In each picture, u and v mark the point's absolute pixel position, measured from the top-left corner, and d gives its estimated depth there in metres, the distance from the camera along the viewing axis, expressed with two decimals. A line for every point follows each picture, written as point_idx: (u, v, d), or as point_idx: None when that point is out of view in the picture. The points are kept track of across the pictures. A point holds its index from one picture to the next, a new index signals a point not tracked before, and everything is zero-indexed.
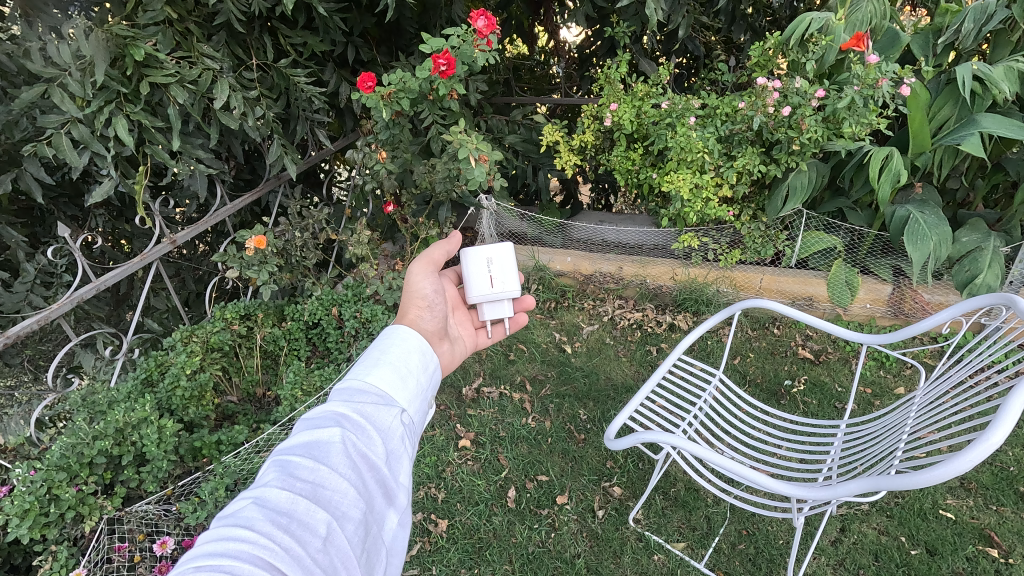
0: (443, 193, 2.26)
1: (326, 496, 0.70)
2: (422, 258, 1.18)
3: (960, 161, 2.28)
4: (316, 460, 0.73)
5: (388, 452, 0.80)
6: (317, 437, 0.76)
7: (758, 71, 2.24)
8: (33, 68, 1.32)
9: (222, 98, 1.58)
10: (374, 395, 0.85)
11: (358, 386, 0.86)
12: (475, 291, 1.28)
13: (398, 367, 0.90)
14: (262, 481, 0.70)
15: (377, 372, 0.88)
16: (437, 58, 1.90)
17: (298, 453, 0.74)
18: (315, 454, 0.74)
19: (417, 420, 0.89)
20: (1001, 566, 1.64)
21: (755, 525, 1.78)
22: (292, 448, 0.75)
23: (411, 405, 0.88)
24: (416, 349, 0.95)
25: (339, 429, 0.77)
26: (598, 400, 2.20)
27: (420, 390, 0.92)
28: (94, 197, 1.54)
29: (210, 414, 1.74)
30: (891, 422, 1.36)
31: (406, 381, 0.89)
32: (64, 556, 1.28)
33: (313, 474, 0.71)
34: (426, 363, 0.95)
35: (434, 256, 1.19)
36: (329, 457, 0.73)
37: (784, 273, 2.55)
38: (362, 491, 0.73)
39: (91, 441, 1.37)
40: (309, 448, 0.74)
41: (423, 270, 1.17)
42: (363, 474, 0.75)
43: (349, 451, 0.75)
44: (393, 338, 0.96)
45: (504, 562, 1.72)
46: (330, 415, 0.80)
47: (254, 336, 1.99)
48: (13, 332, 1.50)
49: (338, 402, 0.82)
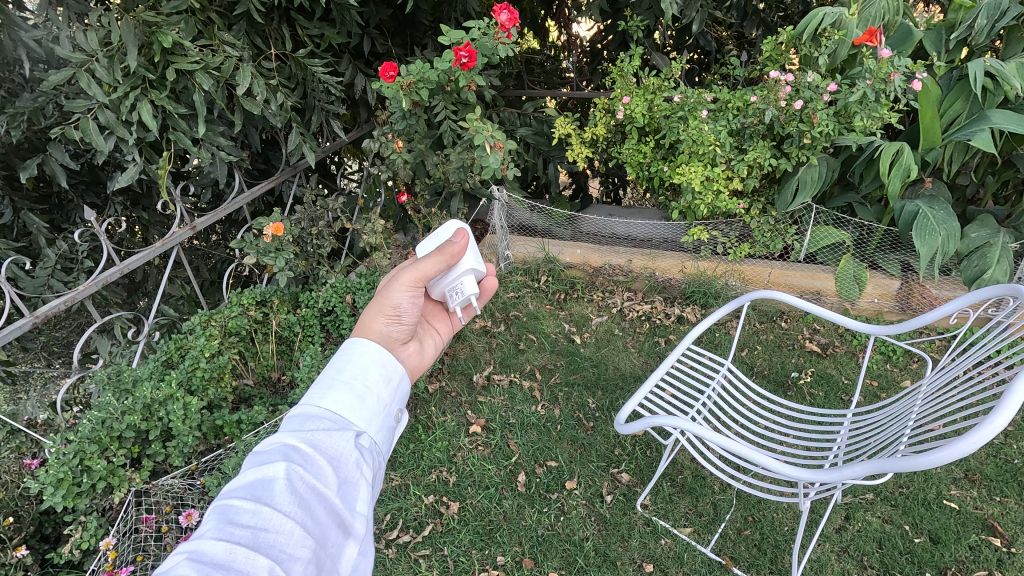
0: (457, 183, 2.30)
1: (268, 541, 0.65)
2: (414, 270, 1.07)
3: (970, 157, 2.29)
4: (259, 501, 0.68)
5: (342, 480, 0.75)
6: (261, 474, 0.71)
7: (770, 65, 2.29)
8: (61, 54, 1.35)
9: (245, 85, 1.61)
10: (328, 420, 0.80)
11: (311, 412, 0.80)
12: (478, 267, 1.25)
13: (355, 386, 0.83)
14: (199, 534, 0.65)
15: (332, 394, 0.82)
16: (457, 49, 1.93)
17: (240, 495, 0.69)
18: (258, 496, 0.69)
19: (380, 439, 0.83)
20: (1004, 555, 1.66)
21: (761, 512, 1.81)
22: (234, 489, 0.70)
23: (371, 425, 0.82)
24: (376, 362, 0.88)
25: (284, 463, 0.72)
26: (607, 390, 2.23)
27: (384, 405, 0.85)
28: (117, 182, 1.57)
29: (229, 396, 1.78)
30: (897, 410, 1.38)
31: (364, 400, 0.83)
32: (93, 526, 1.36)
33: (254, 518, 0.66)
34: (390, 375, 0.88)
35: (424, 273, 1.08)
36: (273, 497, 0.69)
37: (793, 267, 2.59)
38: (312, 529, 0.68)
39: (120, 416, 1.43)
40: (252, 489, 0.70)
41: (408, 281, 1.06)
42: (313, 511, 0.70)
43: (294, 487, 0.71)
44: (352, 352, 0.89)
45: (515, 544, 1.76)
46: (279, 447, 0.75)
47: (270, 321, 2.02)
48: (41, 312, 1.51)
49: (287, 432, 0.77)
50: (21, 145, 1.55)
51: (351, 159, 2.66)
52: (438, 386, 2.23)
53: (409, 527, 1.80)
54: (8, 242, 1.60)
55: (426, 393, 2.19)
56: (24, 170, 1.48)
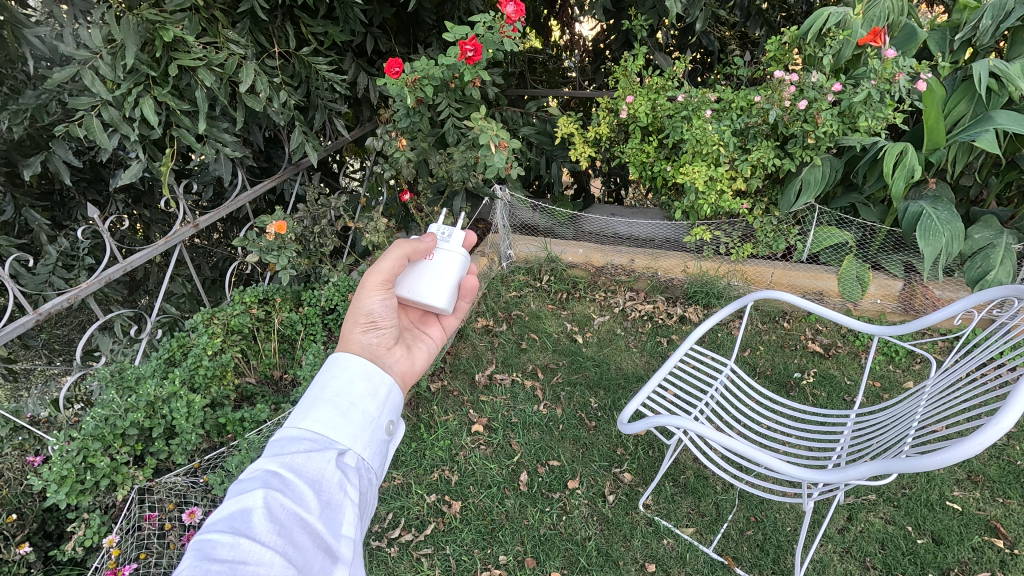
0: (460, 181, 2.30)
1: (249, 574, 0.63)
2: (375, 272, 1.09)
3: (974, 158, 2.29)
4: (237, 533, 0.66)
5: (325, 503, 0.74)
6: (240, 505, 0.70)
7: (774, 65, 2.28)
8: (65, 51, 1.34)
9: (248, 83, 1.60)
10: (310, 441, 0.79)
11: (293, 434, 0.80)
12: (459, 264, 1.24)
13: (338, 403, 0.84)
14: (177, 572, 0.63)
15: (314, 414, 0.82)
16: (463, 45, 1.93)
17: (218, 528, 0.67)
18: (237, 527, 0.67)
19: (367, 456, 0.83)
20: (1006, 556, 1.66)
21: (763, 512, 1.81)
22: (213, 523, 0.68)
23: (356, 442, 0.82)
24: (360, 376, 0.88)
25: (263, 491, 0.71)
26: (609, 389, 2.23)
27: (370, 420, 0.85)
28: (120, 178, 1.56)
29: (231, 394, 1.77)
30: (901, 411, 1.38)
31: (349, 417, 0.83)
32: (96, 524, 1.36)
33: (233, 552, 0.64)
34: (375, 388, 0.88)
35: (386, 271, 1.09)
36: (252, 527, 0.67)
37: (796, 267, 2.58)
38: (294, 557, 0.67)
39: (124, 413, 1.43)
40: (231, 521, 0.68)
41: (380, 283, 1.09)
42: (295, 538, 0.69)
43: (275, 515, 0.70)
44: (335, 368, 0.89)
45: (517, 543, 1.76)
46: (259, 474, 0.74)
47: (273, 320, 2.02)
48: (44, 310, 1.49)
49: (268, 459, 0.76)
50: (24, 142, 1.53)
51: (353, 158, 2.66)
52: (440, 385, 2.22)
53: (411, 526, 1.80)
54: (10, 239, 1.60)
55: (428, 392, 2.19)
56: (28, 167, 1.48)
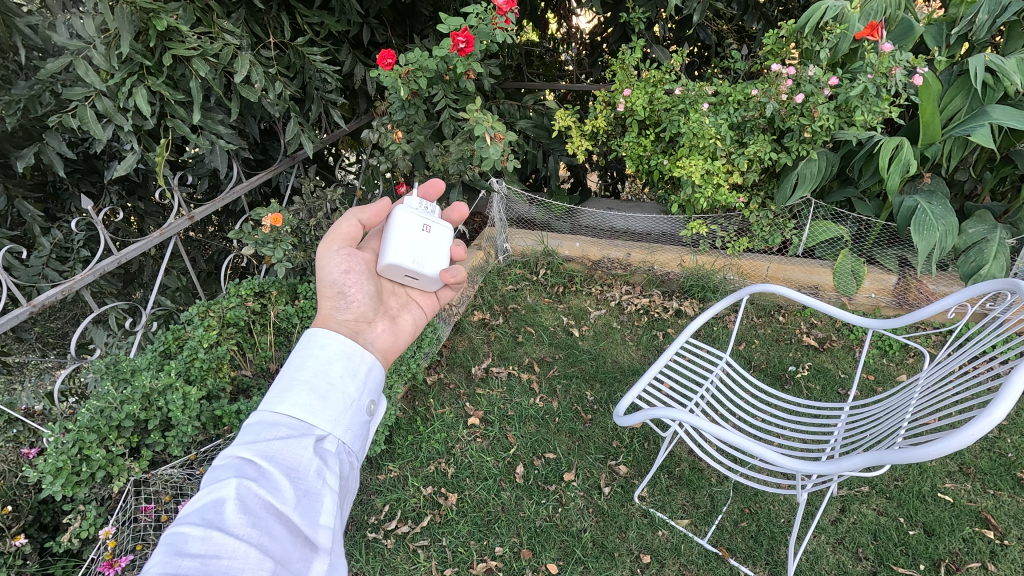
0: (456, 174, 2.29)
1: (220, 567, 0.64)
2: (329, 236, 1.15)
3: (969, 152, 2.30)
4: (209, 526, 0.67)
5: (303, 491, 0.74)
6: (212, 496, 0.70)
7: (771, 58, 2.27)
8: (57, 41, 1.32)
9: (244, 74, 1.58)
10: (287, 427, 0.79)
11: (269, 419, 0.79)
12: (439, 228, 1.21)
13: (316, 386, 0.83)
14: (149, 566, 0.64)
15: (290, 398, 0.81)
16: (455, 35, 1.92)
17: (190, 520, 0.68)
18: (209, 520, 0.68)
19: (348, 440, 0.83)
20: (996, 547, 1.69)
21: (757, 504, 1.83)
22: (186, 515, 0.68)
23: (337, 426, 0.82)
24: (338, 356, 0.87)
25: (236, 481, 0.71)
26: (605, 382, 2.24)
27: (351, 402, 0.85)
28: (114, 170, 1.54)
29: (228, 387, 1.76)
30: (892, 404, 1.39)
31: (328, 400, 0.82)
32: (92, 515, 1.37)
33: (205, 546, 0.65)
34: (355, 368, 0.87)
35: (342, 231, 1.15)
36: (224, 519, 0.68)
37: (791, 262, 2.60)
38: (270, 549, 0.68)
39: (119, 406, 1.42)
40: (203, 513, 0.68)
41: (329, 250, 1.13)
42: (270, 529, 0.69)
43: (248, 506, 0.70)
44: (313, 345, 0.88)
45: (513, 535, 1.77)
46: (233, 462, 0.74)
47: (268, 313, 2.00)
48: (38, 302, 1.46)
49: (242, 446, 0.76)
50: (16, 133, 1.51)
51: (349, 150, 2.65)
52: (437, 377, 2.24)
53: (408, 518, 1.81)
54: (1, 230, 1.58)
55: (424, 385, 2.20)
56: (20, 159, 1.46)
